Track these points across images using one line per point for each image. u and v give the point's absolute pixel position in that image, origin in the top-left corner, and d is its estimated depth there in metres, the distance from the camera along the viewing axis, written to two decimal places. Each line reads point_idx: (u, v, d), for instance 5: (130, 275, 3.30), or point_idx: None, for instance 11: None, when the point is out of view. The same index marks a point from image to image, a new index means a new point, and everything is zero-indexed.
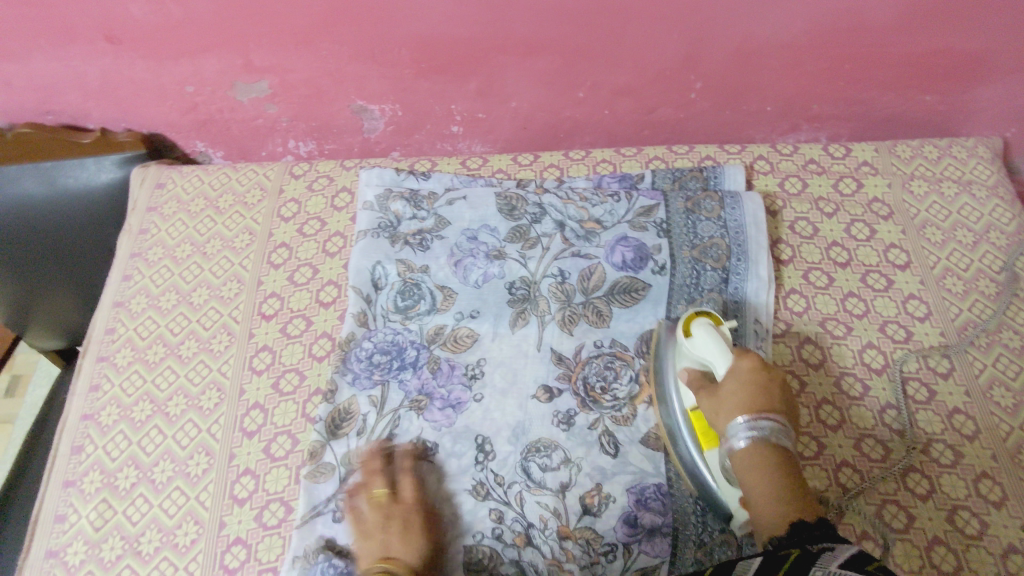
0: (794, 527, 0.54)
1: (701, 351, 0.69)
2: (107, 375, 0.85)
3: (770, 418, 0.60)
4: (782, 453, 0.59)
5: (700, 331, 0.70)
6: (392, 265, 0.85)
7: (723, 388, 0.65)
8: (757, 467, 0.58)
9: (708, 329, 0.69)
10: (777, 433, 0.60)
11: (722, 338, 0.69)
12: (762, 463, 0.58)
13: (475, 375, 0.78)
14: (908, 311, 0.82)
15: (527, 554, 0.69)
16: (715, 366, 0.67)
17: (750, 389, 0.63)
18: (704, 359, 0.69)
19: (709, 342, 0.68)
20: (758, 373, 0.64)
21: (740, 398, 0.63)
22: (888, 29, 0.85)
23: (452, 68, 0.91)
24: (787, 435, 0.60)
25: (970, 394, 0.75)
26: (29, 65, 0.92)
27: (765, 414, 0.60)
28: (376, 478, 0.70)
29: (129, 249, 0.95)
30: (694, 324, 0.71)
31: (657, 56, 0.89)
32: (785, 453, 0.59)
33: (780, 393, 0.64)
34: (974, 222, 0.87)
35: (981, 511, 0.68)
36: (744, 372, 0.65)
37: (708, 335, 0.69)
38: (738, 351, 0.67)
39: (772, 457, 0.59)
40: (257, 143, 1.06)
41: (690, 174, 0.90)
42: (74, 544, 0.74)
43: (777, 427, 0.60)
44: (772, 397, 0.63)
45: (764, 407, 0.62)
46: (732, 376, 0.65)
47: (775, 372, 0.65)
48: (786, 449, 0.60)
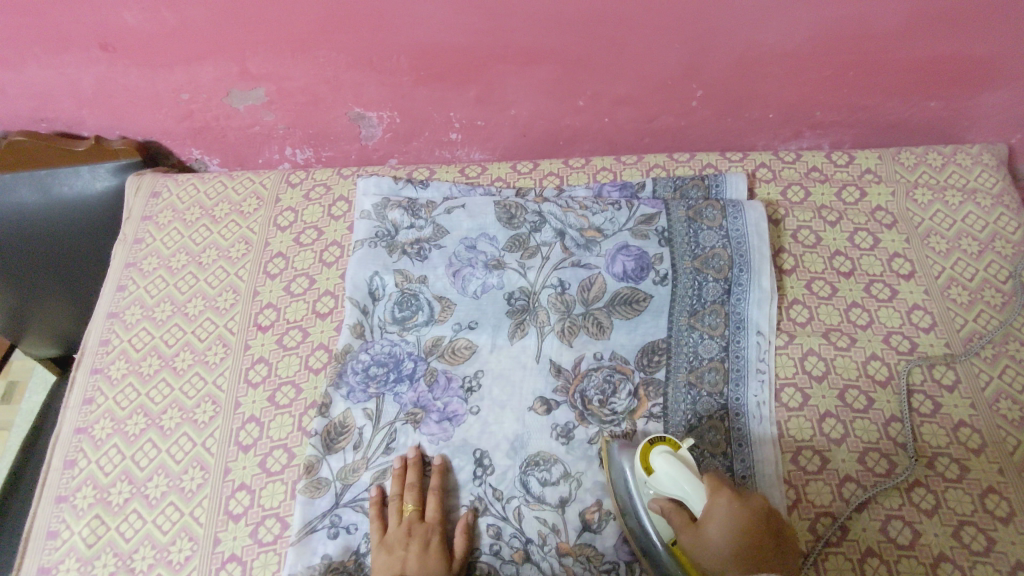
0: None
1: (667, 485, 0.64)
2: (100, 388, 0.84)
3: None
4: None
5: (664, 463, 0.65)
6: (390, 276, 0.84)
7: (705, 536, 0.60)
8: None
9: (669, 459, 0.64)
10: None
11: (688, 468, 0.64)
12: None
13: (472, 388, 0.77)
14: (912, 321, 0.81)
15: (525, 570, 0.68)
16: (689, 502, 0.63)
17: (732, 541, 0.58)
18: (674, 494, 0.64)
19: (677, 475, 0.64)
20: (738, 514, 0.60)
21: (731, 556, 0.58)
22: (892, 35, 0.84)
23: (450, 76, 0.90)
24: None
25: (976, 407, 0.74)
26: (21, 72, 0.91)
27: (760, 573, 0.56)
28: (409, 492, 0.71)
29: (123, 259, 0.94)
30: (654, 455, 0.66)
31: (657, 63, 0.88)
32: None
33: (766, 534, 0.59)
34: (980, 230, 0.86)
35: (988, 527, 0.67)
36: (723, 518, 0.60)
37: (673, 468, 0.64)
38: (709, 486, 0.62)
39: None
40: (254, 150, 1.05)
41: (692, 181, 0.89)
42: (67, 561, 0.73)
43: None
44: (759, 546, 0.58)
45: (750, 562, 0.57)
46: (711, 524, 0.60)
47: (750, 510, 0.60)
48: None
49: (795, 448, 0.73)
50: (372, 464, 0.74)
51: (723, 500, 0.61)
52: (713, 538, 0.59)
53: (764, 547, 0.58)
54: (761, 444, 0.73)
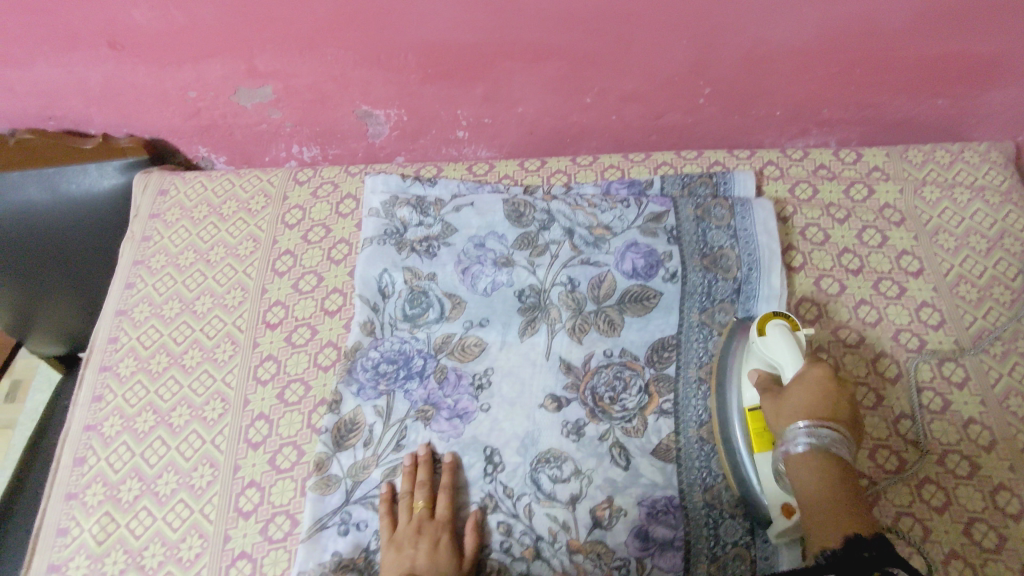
0: (849, 539, 0.52)
1: (771, 350, 0.68)
2: (109, 386, 0.84)
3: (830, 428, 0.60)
4: (842, 464, 0.59)
5: (779, 331, 0.69)
6: (399, 273, 0.84)
7: (789, 392, 0.64)
8: (813, 474, 0.58)
9: (784, 332, 0.68)
10: (837, 445, 0.59)
11: (797, 344, 0.68)
12: (818, 470, 0.58)
13: (482, 385, 0.77)
14: (921, 318, 0.81)
15: (536, 567, 0.68)
16: (785, 368, 0.67)
17: (815, 397, 0.62)
18: (773, 360, 0.68)
19: (786, 345, 0.68)
20: (828, 385, 0.63)
21: (804, 407, 0.62)
22: (901, 33, 0.84)
23: (459, 74, 0.90)
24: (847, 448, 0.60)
25: (986, 403, 0.74)
26: (29, 70, 0.91)
27: (826, 423, 0.60)
28: (419, 489, 0.71)
29: (131, 257, 0.94)
30: (770, 324, 0.70)
31: (666, 61, 0.88)
32: (845, 466, 0.59)
33: (848, 411, 0.63)
34: (988, 228, 0.86)
35: (999, 524, 0.67)
36: (813, 381, 0.64)
37: (783, 339, 0.68)
38: (812, 359, 0.66)
39: (830, 468, 0.58)
40: (261, 148, 1.05)
41: (699, 179, 0.89)
42: (76, 558, 0.73)
43: (837, 438, 0.60)
44: (839, 410, 0.62)
45: (823, 416, 0.61)
46: (798, 382, 0.64)
47: (844, 387, 0.64)
48: (845, 465, 0.59)
49: None
50: (382, 461, 0.74)
51: (820, 370, 0.65)
52: (796, 394, 0.63)
53: (842, 416, 0.62)
54: None
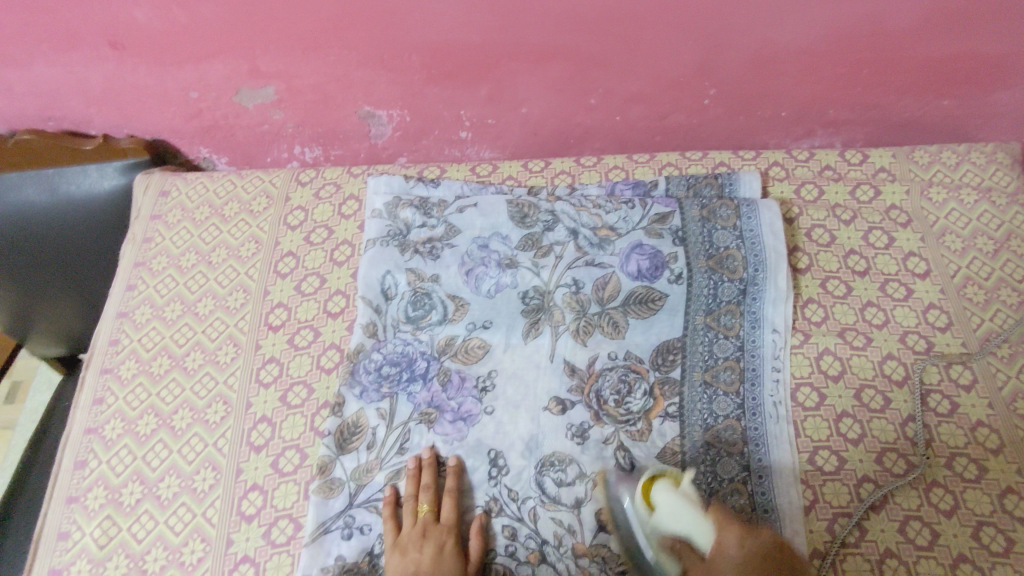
0: None
1: (672, 521, 0.61)
2: (110, 388, 0.83)
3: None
4: None
5: (665, 496, 0.63)
6: (402, 274, 0.83)
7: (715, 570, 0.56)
8: None
9: (671, 493, 0.63)
10: None
11: (692, 503, 0.62)
12: None
13: (486, 388, 0.77)
14: (928, 321, 0.80)
15: (541, 571, 0.67)
16: (696, 537, 0.60)
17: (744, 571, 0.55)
18: (679, 530, 0.61)
19: (682, 510, 0.61)
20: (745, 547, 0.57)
21: None
22: (907, 33, 0.84)
23: (462, 74, 0.90)
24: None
25: (994, 407, 0.74)
26: (29, 70, 0.90)
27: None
28: (423, 493, 0.70)
29: (132, 258, 0.94)
30: (654, 490, 0.64)
31: (671, 62, 0.87)
32: None
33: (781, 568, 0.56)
34: (995, 229, 0.86)
35: (1008, 529, 0.67)
36: (732, 553, 0.56)
37: (675, 500, 0.62)
38: (716, 520, 0.59)
39: None
40: (263, 148, 1.04)
41: (704, 180, 0.88)
42: (78, 562, 0.72)
43: None
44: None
45: None
46: (719, 558, 0.57)
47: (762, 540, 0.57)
48: None
49: (812, 448, 0.73)
50: (386, 465, 0.73)
51: (732, 532, 0.58)
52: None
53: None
54: (777, 439, 0.73)
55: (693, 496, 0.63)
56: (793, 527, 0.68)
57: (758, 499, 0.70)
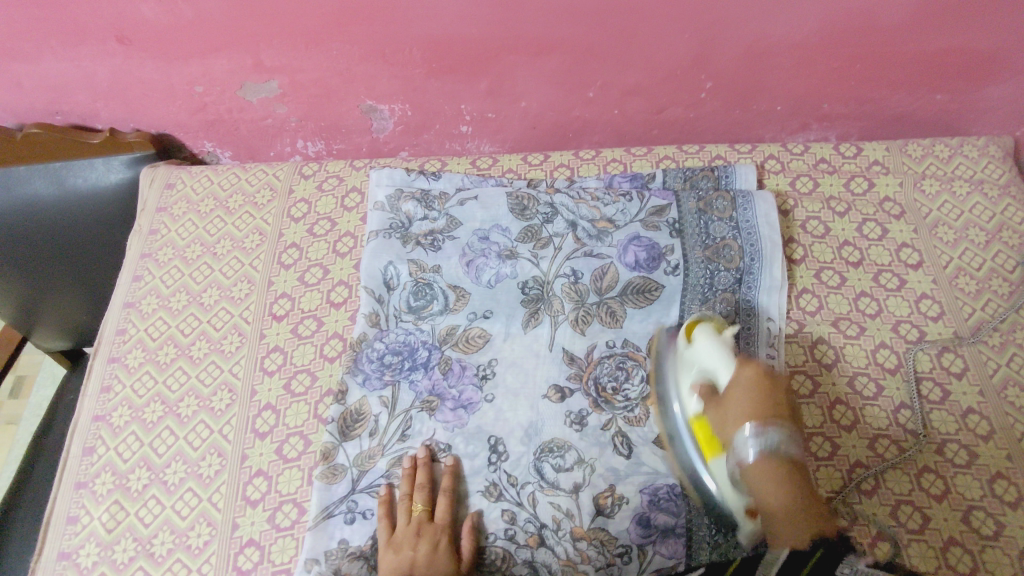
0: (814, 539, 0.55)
1: (704, 359, 0.69)
2: (118, 377, 0.85)
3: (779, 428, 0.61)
4: (792, 465, 0.60)
5: (703, 338, 0.71)
6: (404, 265, 0.84)
7: (728, 398, 0.65)
8: (768, 477, 0.59)
9: (710, 337, 0.70)
10: (785, 445, 0.60)
11: (725, 347, 0.69)
12: (773, 472, 0.59)
13: (486, 376, 0.78)
14: (921, 310, 0.81)
15: (540, 554, 0.69)
16: (719, 374, 0.68)
17: (753, 398, 0.63)
18: (706, 366, 0.69)
19: (713, 349, 0.69)
20: (761, 382, 0.65)
21: (746, 409, 0.63)
22: (899, 28, 0.85)
23: (462, 68, 0.91)
24: (797, 445, 0.61)
25: (985, 394, 0.75)
26: (37, 65, 0.91)
27: (774, 423, 0.61)
28: (418, 492, 0.71)
29: (138, 250, 0.95)
30: (697, 332, 0.72)
31: (667, 56, 0.89)
32: (795, 463, 0.60)
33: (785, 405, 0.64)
34: (987, 221, 0.87)
35: (997, 512, 0.68)
36: (747, 380, 0.65)
37: (710, 342, 0.70)
38: (742, 359, 0.67)
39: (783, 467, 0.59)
40: (266, 142, 1.06)
41: (701, 173, 0.90)
42: (87, 546, 0.74)
43: (785, 437, 0.61)
44: (777, 408, 0.63)
45: (769, 416, 0.62)
46: (736, 385, 0.65)
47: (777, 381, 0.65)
48: (794, 460, 0.60)
49: (806, 435, 0.74)
50: (388, 451, 0.75)
51: (751, 369, 0.66)
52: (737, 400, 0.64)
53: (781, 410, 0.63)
54: None
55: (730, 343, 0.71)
56: None
57: None
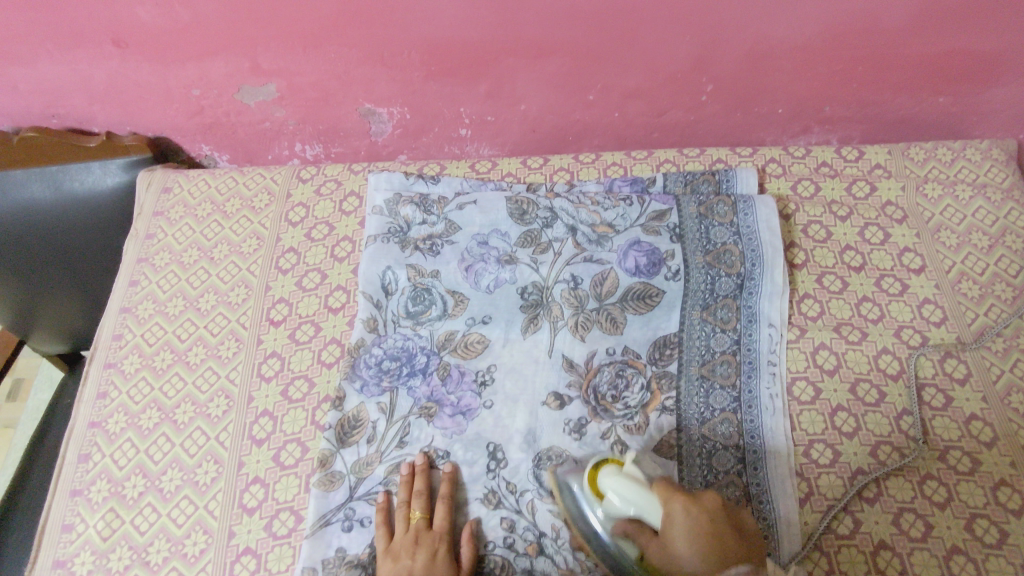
0: None
1: (624, 506, 0.63)
2: (114, 383, 0.84)
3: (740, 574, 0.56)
4: None
5: (613, 481, 0.65)
6: (402, 270, 0.84)
7: (670, 548, 0.59)
8: None
9: (619, 478, 0.65)
10: None
11: (638, 484, 0.64)
12: None
13: (485, 382, 0.77)
14: (923, 315, 0.81)
15: (540, 563, 0.68)
16: (648, 515, 0.62)
17: (694, 543, 0.58)
18: (630, 512, 0.63)
19: (629, 491, 0.63)
20: (695, 516, 0.59)
21: (697, 561, 0.57)
22: (901, 30, 0.84)
23: (461, 71, 0.91)
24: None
25: (988, 400, 0.75)
26: (33, 68, 0.91)
27: (732, 570, 0.57)
28: (416, 499, 0.70)
29: (135, 254, 0.95)
30: (603, 479, 0.66)
31: (668, 59, 0.88)
32: None
33: (727, 530, 0.59)
34: (990, 225, 0.86)
35: (1001, 520, 0.67)
36: (681, 523, 0.59)
37: (623, 485, 0.64)
38: (661, 496, 0.61)
39: None
40: (264, 146, 1.05)
41: (702, 177, 0.89)
42: (82, 554, 0.73)
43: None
44: (720, 542, 0.58)
45: (721, 560, 0.57)
46: (672, 535, 0.59)
47: (708, 508, 0.59)
48: None
49: (807, 441, 0.73)
50: (386, 458, 0.74)
51: (676, 505, 0.60)
52: (680, 552, 0.58)
53: (725, 541, 0.58)
54: (773, 432, 0.73)
55: (639, 475, 0.65)
56: (788, 516, 0.69)
57: (753, 491, 0.71)
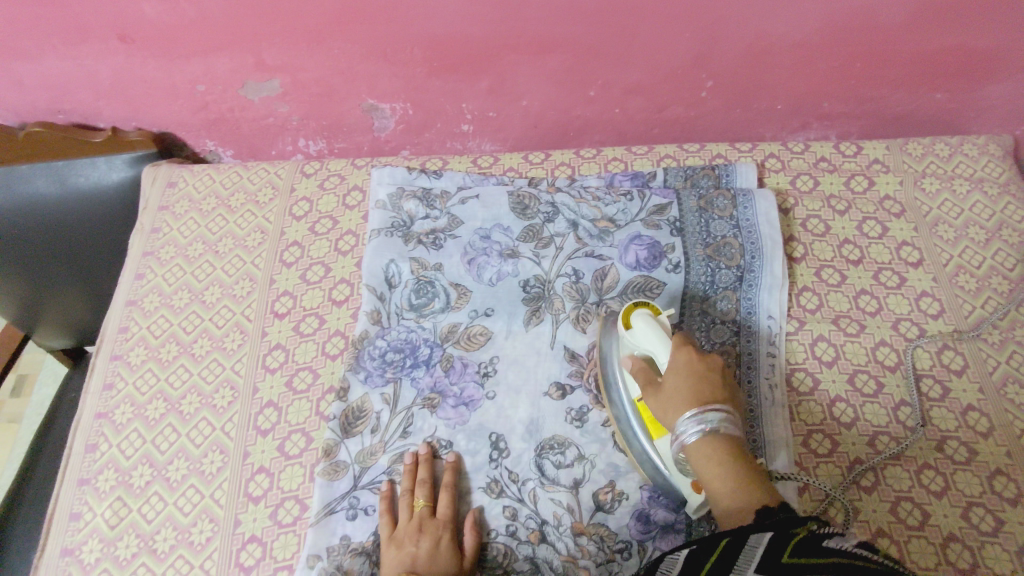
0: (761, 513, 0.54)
1: (641, 342, 0.67)
2: (121, 374, 0.85)
3: (720, 412, 0.59)
4: (735, 443, 0.59)
5: (642, 323, 0.67)
6: (406, 263, 0.85)
7: (666, 385, 0.64)
8: (713, 462, 0.58)
9: (648, 319, 0.68)
10: (727, 425, 0.59)
11: (662, 327, 0.67)
12: (717, 456, 0.58)
13: (488, 373, 0.78)
14: (921, 308, 0.82)
15: (541, 550, 0.69)
16: (658, 357, 0.66)
17: (690, 383, 0.62)
18: (646, 350, 0.67)
19: (651, 332, 0.67)
20: (697, 363, 0.63)
21: (685, 398, 0.62)
22: (899, 27, 0.85)
23: (464, 67, 0.92)
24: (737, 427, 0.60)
25: (984, 391, 0.75)
26: (39, 63, 0.92)
27: (713, 406, 0.60)
28: (419, 487, 0.71)
29: (141, 249, 0.96)
30: (634, 316, 0.69)
31: (668, 55, 0.89)
32: (739, 441, 0.60)
33: (723, 384, 0.63)
34: (987, 219, 0.87)
35: (996, 508, 0.68)
36: (684, 364, 0.63)
37: (648, 325, 0.67)
38: (677, 341, 0.66)
39: (726, 449, 0.58)
40: (268, 141, 1.06)
41: (702, 171, 0.90)
42: (90, 542, 0.74)
43: (726, 418, 0.59)
44: (715, 389, 0.62)
45: (710, 400, 0.60)
46: (673, 372, 0.63)
47: (712, 363, 0.64)
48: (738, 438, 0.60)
49: (806, 432, 0.74)
50: (389, 447, 0.75)
51: (687, 350, 0.64)
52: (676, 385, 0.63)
53: (720, 391, 0.62)
54: (773, 422, 0.74)
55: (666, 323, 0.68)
56: (788, 504, 0.70)
57: None
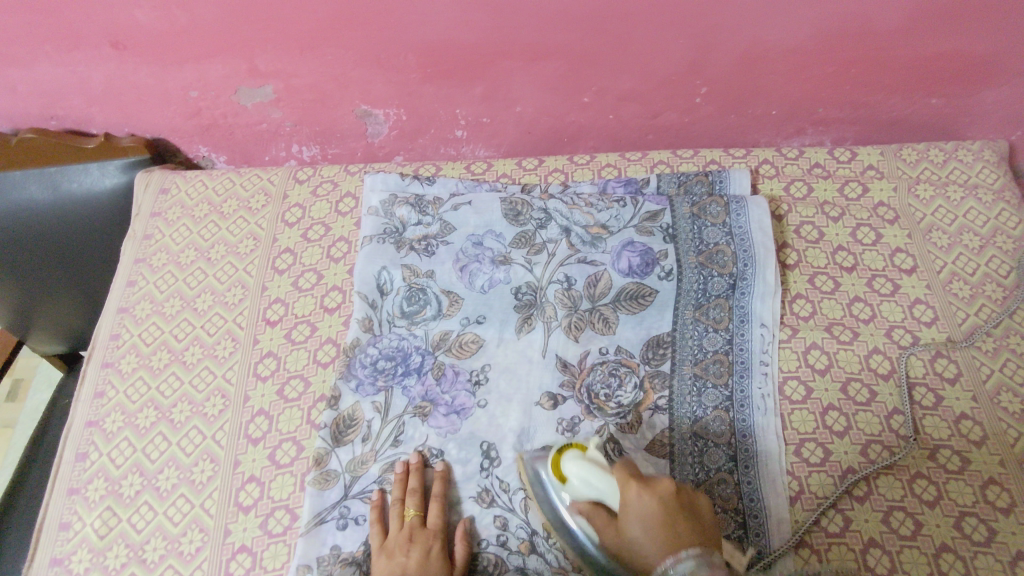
0: None
1: (584, 489, 0.65)
2: (111, 382, 0.85)
3: (688, 558, 0.55)
4: None
5: (576, 469, 0.66)
6: (397, 270, 0.84)
7: (626, 529, 0.60)
8: None
9: (579, 461, 0.66)
10: (701, 573, 0.54)
11: (599, 467, 0.66)
12: None
13: (479, 381, 0.78)
14: (915, 315, 0.81)
15: (531, 561, 0.69)
16: (607, 498, 0.64)
17: (648, 527, 0.58)
18: (591, 494, 0.65)
19: (590, 475, 0.65)
20: (649, 499, 0.60)
21: (652, 546, 0.58)
22: (894, 33, 0.85)
23: (457, 73, 0.91)
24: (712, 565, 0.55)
25: (977, 400, 0.75)
26: (32, 69, 0.92)
27: (681, 552, 0.56)
28: (410, 497, 0.71)
29: (133, 255, 0.95)
30: (566, 463, 0.67)
31: (662, 61, 0.89)
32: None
33: (682, 515, 0.59)
34: (981, 225, 0.87)
35: (989, 518, 0.68)
36: (636, 505, 0.60)
37: (585, 468, 0.66)
38: (619, 477, 0.62)
39: None
40: (261, 147, 1.06)
41: (695, 178, 0.90)
42: (79, 552, 0.74)
43: (698, 561, 0.55)
44: (676, 526, 0.58)
45: (676, 544, 0.57)
46: (630, 518, 0.60)
47: (662, 495, 0.60)
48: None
49: (798, 440, 0.74)
50: (381, 456, 0.74)
51: (632, 486, 0.61)
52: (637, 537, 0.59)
53: (682, 527, 0.58)
54: (764, 430, 0.74)
55: (601, 459, 0.67)
56: (779, 514, 0.69)
57: (744, 489, 0.71)
